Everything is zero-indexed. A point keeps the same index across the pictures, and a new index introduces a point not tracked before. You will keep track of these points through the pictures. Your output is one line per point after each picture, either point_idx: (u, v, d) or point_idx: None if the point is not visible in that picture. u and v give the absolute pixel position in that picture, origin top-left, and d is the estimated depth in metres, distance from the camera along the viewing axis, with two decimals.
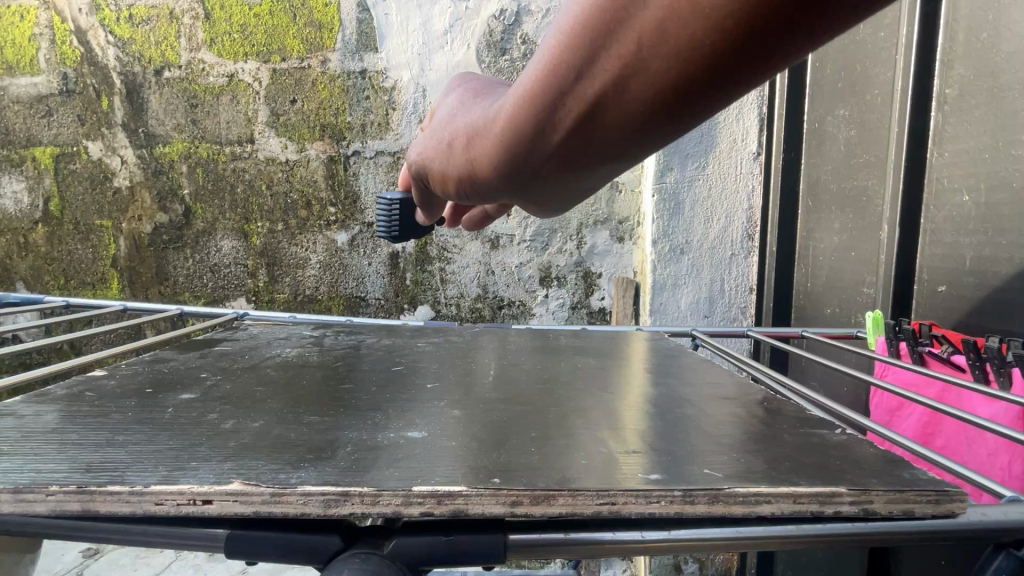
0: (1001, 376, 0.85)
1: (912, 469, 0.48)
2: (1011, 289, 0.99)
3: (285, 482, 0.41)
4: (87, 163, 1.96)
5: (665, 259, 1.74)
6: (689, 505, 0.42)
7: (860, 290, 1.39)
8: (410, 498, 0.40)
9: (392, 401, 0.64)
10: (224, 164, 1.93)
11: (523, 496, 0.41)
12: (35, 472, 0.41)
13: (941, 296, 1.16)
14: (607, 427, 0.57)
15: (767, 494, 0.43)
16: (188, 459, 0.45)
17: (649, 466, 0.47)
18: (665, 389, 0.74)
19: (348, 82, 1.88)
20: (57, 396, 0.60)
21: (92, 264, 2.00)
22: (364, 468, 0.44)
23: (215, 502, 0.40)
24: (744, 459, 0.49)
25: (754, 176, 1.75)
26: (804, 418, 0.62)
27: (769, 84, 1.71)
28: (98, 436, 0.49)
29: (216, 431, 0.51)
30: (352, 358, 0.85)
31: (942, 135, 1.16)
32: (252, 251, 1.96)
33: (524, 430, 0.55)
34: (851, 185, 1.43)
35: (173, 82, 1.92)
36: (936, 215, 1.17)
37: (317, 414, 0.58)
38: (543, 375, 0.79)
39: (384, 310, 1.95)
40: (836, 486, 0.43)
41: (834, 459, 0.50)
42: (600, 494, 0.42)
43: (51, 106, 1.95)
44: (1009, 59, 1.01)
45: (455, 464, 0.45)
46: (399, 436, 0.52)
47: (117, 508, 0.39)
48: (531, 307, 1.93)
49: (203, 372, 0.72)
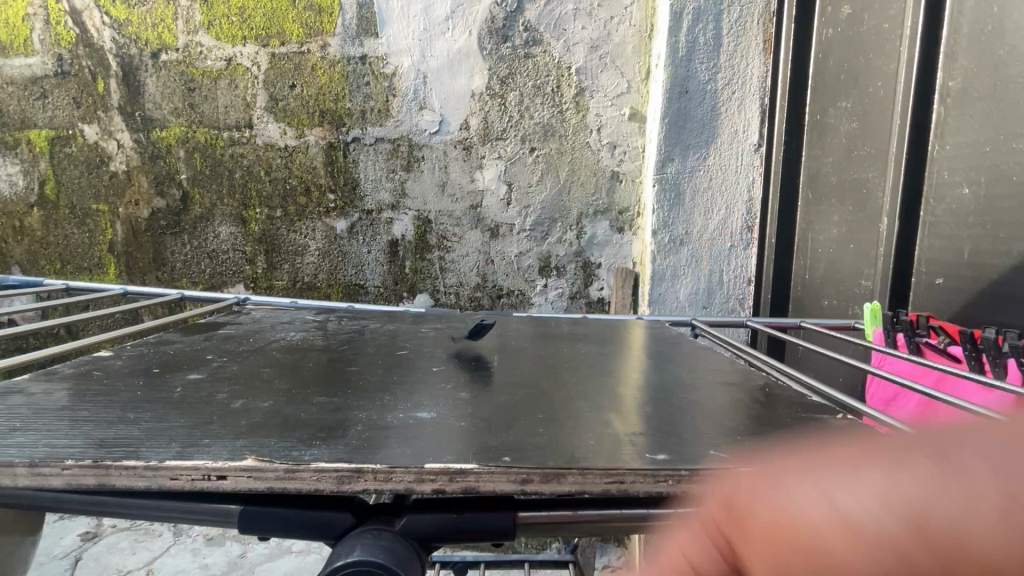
0: (997, 366, 0.87)
1: (911, 451, 0.49)
2: (1008, 282, 1.01)
3: (298, 458, 0.42)
4: (83, 146, 1.94)
5: (664, 250, 1.75)
6: (695, 485, 0.43)
7: (858, 282, 1.40)
8: (422, 476, 0.41)
9: (400, 383, 0.64)
10: (222, 150, 1.91)
11: (534, 474, 0.42)
12: (49, 447, 0.42)
13: (939, 288, 1.17)
14: (612, 409, 0.58)
15: (772, 475, 0.44)
16: (201, 436, 0.45)
17: (655, 447, 0.48)
18: (667, 375, 0.75)
19: (348, 68, 1.87)
20: (65, 375, 0.60)
21: (89, 249, 1.99)
22: (375, 446, 0.45)
23: (228, 477, 0.40)
24: (748, 441, 0.50)
25: (755, 168, 1.75)
26: (805, 403, 0.63)
27: (772, 74, 1.70)
28: (109, 413, 0.49)
29: (226, 410, 0.52)
30: (356, 343, 0.86)
31: (944, 128, 1.16)
32: (250, 238, 1.95)
33: (531, 412, 0.56)
34: (851, 178, 1.43)
35: (171, 65, 1.89)
36: (936, 208, 1.17)
37: (326, 394, 0.58)
38: (546, 360, 0.80)
39: (383, 297, 1.95)
40: (839, 468, 0.44)
41: (836, 442, 0.51)
42: (608, 472, 0.43)
43: (46, 88, 1.93)
44: (1013, 52, 1.01)
45: (466, 444, 0.46)
46: (408, 416, 0.53)
47: (132, 482, 0.40)
48: (530, 297, 1.93)
49: (209, 354, 0.73)
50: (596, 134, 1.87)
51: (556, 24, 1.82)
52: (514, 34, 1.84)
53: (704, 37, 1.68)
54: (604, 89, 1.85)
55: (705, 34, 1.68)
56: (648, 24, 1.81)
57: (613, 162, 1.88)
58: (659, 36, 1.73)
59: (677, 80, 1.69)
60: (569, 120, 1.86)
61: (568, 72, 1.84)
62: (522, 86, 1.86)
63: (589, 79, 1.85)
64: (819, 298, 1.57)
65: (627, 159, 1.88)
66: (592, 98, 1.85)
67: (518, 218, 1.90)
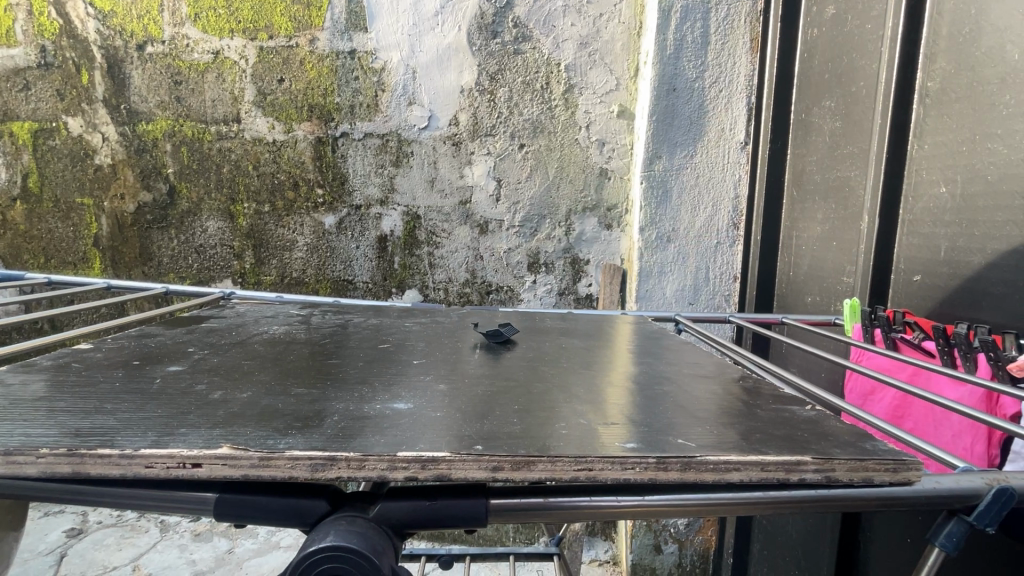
0: (967, 361, 0.89)
1: (875, 441, 0.50)
2: (982, 279, 1.03)
3: (273, 447, 0.42)
4: (67, 139, 1.92)
5: (651, 247, 1.77)
6: (662, 472, 0.44)
7: (839, 279, 1.42)
8: (395, 463, 0.42)
9: (380, 376, 0.65)
10: (209, 144, 1.90)
11: (505, 462, 0.43)
12: (24, 436, 0.42)
13: (916, 285, 1.19)
14: (588, 401, 0.59)
15: (737, 462, 0.45)
16: (178, 425, 0.46)
17: (626, 436, 0.49)
18: (646, 368, 0.76)
19: (337, 62, 1.86)
20: (44, 367, 0.60)
21: (73, 243, 1.97)
22: (350, 436, 0.46)
23: (204, 465, 0.41)
24: (717, 431, 0.52)
25: (741, 166, 1.77)
26: (778, 395, 0.65)
27: (759, 73, 1.72)
28: (86, 404, 0.50)
29: (205, 400, 0.52)
30: (340, 336, 0.86)
31: (922, 128, 1.19)
32: (238, 233, 1.94)
33: (508, 403, 0.57)
34: (834, 176, 1.46)
35: (157, 58, 1.87)
36: (914, 206, 1.20)
37: (305, 386, 0.59)
38: (528, 354, 0.81)
39: (372, 293, 1.95)
40: (802, 455, 0.46)
41: (802, 431, 0.52)
42: (578, 460, 0.44)
43: (29, 79, 1.90)
44: (989, 53, 1.03)
45: (440, 433, 0.47)
46: (386, 407, 0.54)
47: (107, 470, 0.40)
48: (519, 293, 1.94)
49: (191, 346, 0.73)
50: (585, 131, 1.88)
51: (546, 20, 1.83)
52: (504, 30, 1.84)
53: (691, 35, 1.69)
54: (593, 86, 1.86)
55: (692, 33, 1.69)
56: (636, 22, 1.82)
57: (602, 159, 1.90)
58: (647, 33, 1.74)
59: (664, 78, 1.70)
60: (558, 116, 1.87)
61: (557, 69, 1.85)
62: (512, 83, 1.86)
63: (578, 76, 1.85)
64: (802, 295, 1.59)
65: (616, 156, 1.89)
66: (581, 94, 1.86)
67: (507, 214, 1.91)
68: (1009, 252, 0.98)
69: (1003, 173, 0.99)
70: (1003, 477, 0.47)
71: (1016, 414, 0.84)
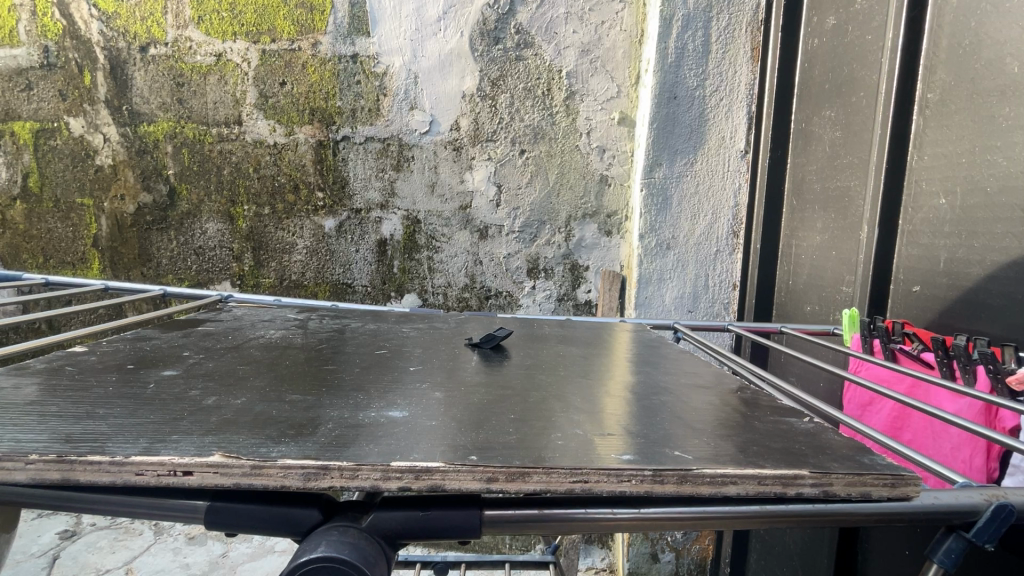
0: (967, 373, 0.88)
1: (873, 456, 0.50)
2: (981, 291, 1.02)
3: (265, 455, 0.42)
4: (68, 139, 1.92)
5: (651, 253, 1.77)
6: (657, 484, 0.44)
7: (838, 288, 1.42)
8: (388, 473, 0.42)
9: (376, 382, 0.65)
10: (210, 146, 1.90)
11: (499, 473, 0.43)
12: (13, 441, 0.42)
13: (915, 296, 1.19)
14: (584, 411, 0.59)
15: (733, 476, 0.45)
16: (170, 432, 0.45)
17: (623, 447, 0.49)
18: (644, 377, 0.76)
19: (338, 67, 1.86)
20: (38, 370, 0.60)
21: (72, 243, 1.97)
22: (344, 444, 0.45)
23: (195, 473, 0.41)
24: (713, 443, 0.51)
25: (741, 174, 1.78)
26: (777, 407, 0.64)
27: (761, 80, 1.73)
28: (77, 409, 0.49)
29: (199, 406, 0.52)
30: (337, 341, 0.86)
31: (922, 140, 1.19)
32: (238, 235, 1.93)
33: (503, 413, 0.56)
34: (834, 185, 1.45)
35: (160, 60, 1.88)
36: (914, 216, 1.20)
37: (300, 392, 0.59)
38: (526, 362, 0.81)
39: (371, 297, 1.95)
40: (799, 469, 0.45)
41: (800, 444, 0.52)
42: (574, 472, 0.43)
43: (31, 80, 1.91)
44: (990, 65, 1.03)
45: (434, 443, 0.46)
46: (380, 415, 0.53)
47: (97, 477, 0.40)
48: (518, 298, 1.94)
49: (186, 351, 0.73)
50: (585, 139, 1.88)
51: (547, 28, 1.84)
52: (506, 36, 1.84)
53: (692, 44, 1.70)
54: (593, 93, 1.86)
55: (693, 41, 1.70)
56: (638, 30, 1.83)
57: (602, 166, 1.89)
58: (649, 41, 1.75)
59: (665, 87, 1.71)
60: (559, 123, 1.87)
61: (559, 76, 1.85)
62: (513, 89, 1.86)
63: (579, 83, 1.86)
64: (801, 304, 1.58)
65: (616, 163, 1.89)
66: (582, 101, 1.87)
67: (507, 220, 1.91)
68: (1009, 264, 0.97)
69: (1003, 185, 0.99)
70: (1002, 493, 0.47)
71: (1015, 428, 0.83)
